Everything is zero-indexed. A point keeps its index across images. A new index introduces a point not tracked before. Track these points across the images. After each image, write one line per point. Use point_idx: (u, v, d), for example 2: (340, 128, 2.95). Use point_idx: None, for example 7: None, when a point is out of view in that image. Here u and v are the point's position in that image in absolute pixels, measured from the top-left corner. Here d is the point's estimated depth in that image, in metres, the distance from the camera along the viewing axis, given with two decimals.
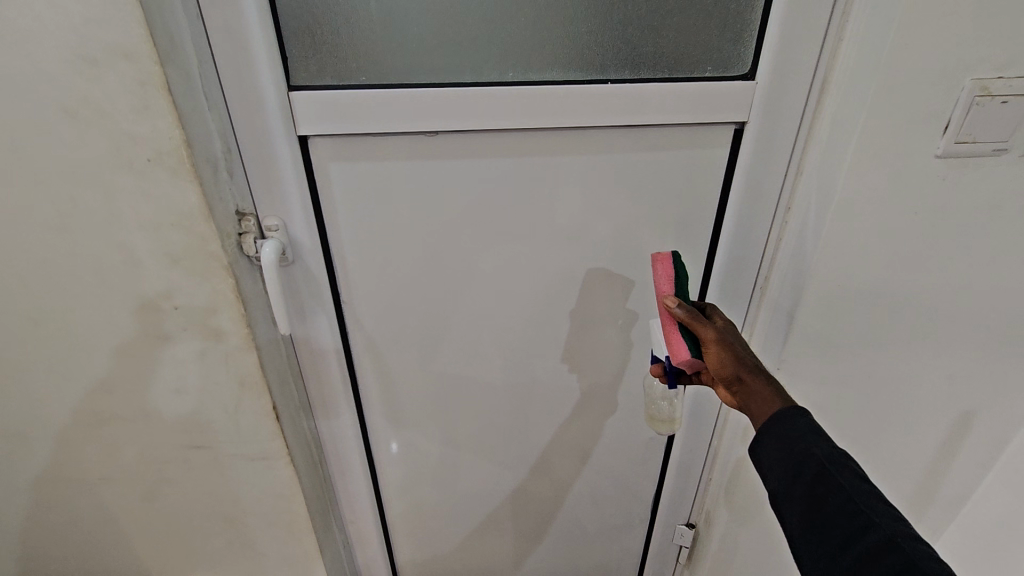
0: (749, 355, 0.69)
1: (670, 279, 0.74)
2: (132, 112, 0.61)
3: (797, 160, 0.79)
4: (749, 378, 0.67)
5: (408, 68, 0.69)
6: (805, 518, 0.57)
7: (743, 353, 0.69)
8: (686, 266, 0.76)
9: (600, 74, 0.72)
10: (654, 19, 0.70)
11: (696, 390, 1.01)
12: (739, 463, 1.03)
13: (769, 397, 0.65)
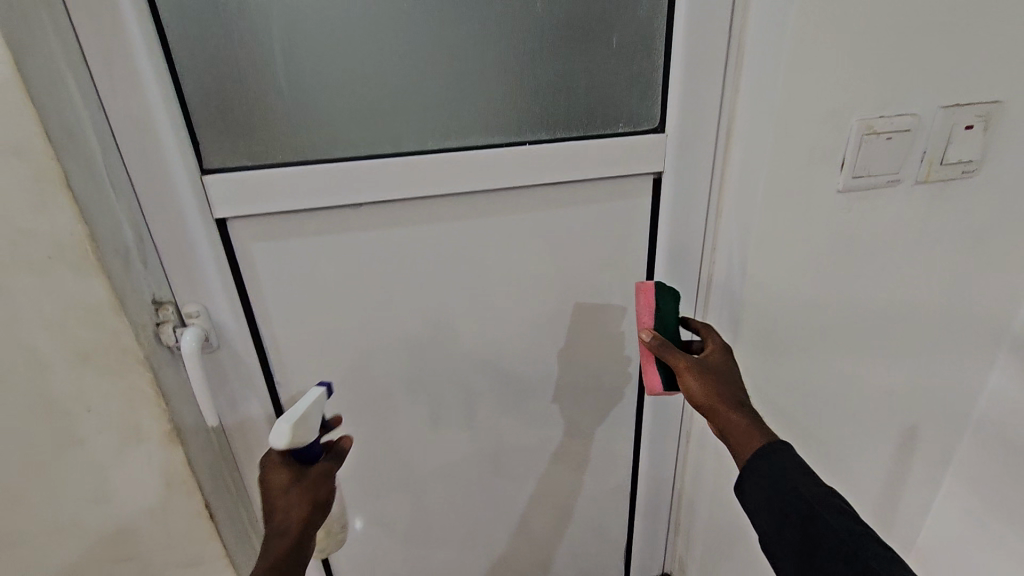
0: (729, 383, 0.72)
1: (650, 312, 0.75)
2: (29, 210, 0.58)
3: (713, 214, 0.83)
4: (725, 408, 0.70)
5: (324, 143, 0.69)
6: (802, 561, 0.59)
7: (723, 383, 0.72)
8: (671, 296, 0.75)
9: (517, 138, 0.74)
10: (563, 83, 0.73)
11: (649, 465, 1.04)
12: (694, 542, 1.08)
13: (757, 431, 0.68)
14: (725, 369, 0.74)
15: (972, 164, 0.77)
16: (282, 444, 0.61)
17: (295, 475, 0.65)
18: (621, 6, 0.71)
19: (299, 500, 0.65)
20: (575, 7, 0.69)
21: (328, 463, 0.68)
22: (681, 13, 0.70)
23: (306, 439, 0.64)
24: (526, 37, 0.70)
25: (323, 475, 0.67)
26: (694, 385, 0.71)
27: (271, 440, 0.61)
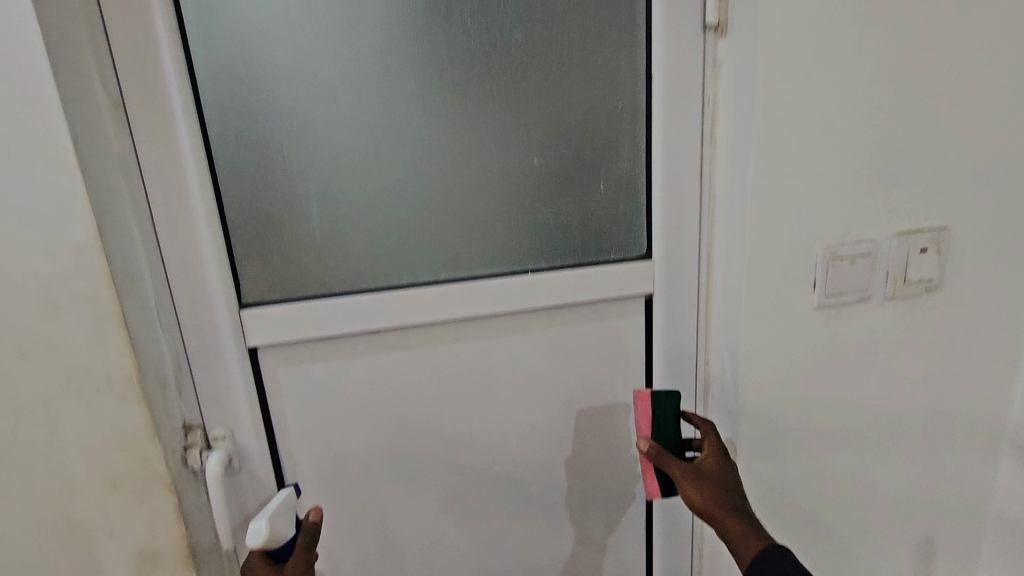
0: (726, 487, 0.75)
1: (647, 420, 0.78)
2: (86, 347, 0.65)
3: (703, 349, 0.91)
4: (722, 514, 0.73)
5: (349, 278, 0.78)
6: None
7: (720, 488, 0.75)
8: (667, 404, 0.79)
9: (520, 267, 0.83)
10: (560, 219, 0.83)
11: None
12: None
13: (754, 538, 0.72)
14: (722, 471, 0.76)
15: (934, 281, 0.85)
16: (258, 541, 0.65)
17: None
18: (608, 158, 0.82)
19: None
20: (567, 160, 0.81)
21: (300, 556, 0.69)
22: (659, 162, 0.82)
23: (280, 536, 0.67)
24: (526, 186, 0.81)
25: (297, 571, 0.68)
26: (691, 492, 0.74)
27: (246, 538, 0.65)
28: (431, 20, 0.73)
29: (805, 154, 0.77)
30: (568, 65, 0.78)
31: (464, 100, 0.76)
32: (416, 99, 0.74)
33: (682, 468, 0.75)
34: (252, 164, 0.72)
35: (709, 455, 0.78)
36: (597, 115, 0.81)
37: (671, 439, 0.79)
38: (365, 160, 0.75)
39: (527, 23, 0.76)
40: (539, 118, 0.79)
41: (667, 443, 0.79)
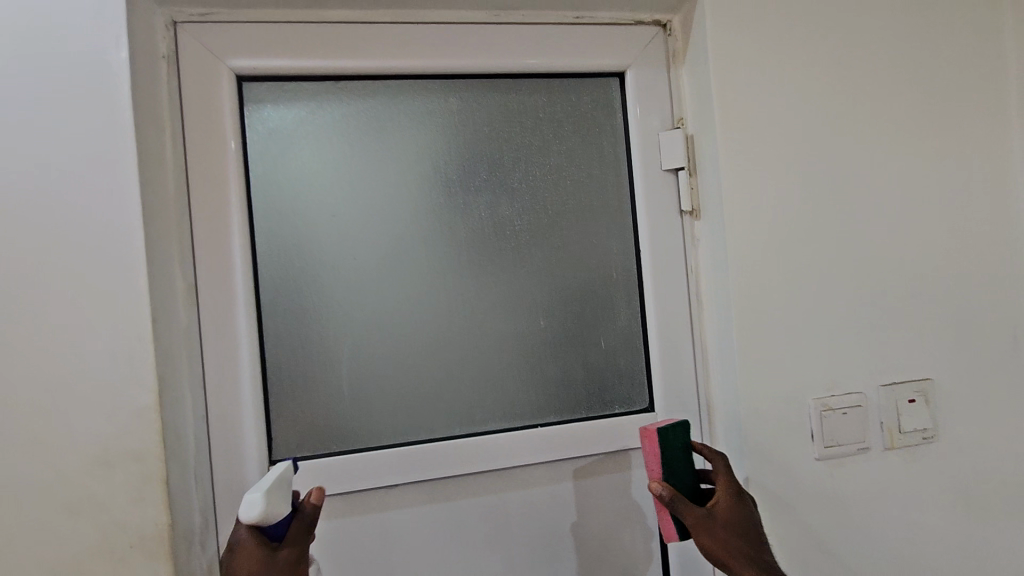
0: (740, 531, 0.73)
1: (657, 459, 0.74)
2: (128, 505, 0.70)
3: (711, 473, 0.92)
4: (735, 564, 0.72)
5: (371, 433, 0.84)
6: None
7: (734, 534, 0.72)
8: (677, 443, 0.75)
9: (530, 420, 0.89)
10: (566, 375, 0.91)
11: None
12: None
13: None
14: (734, 511, 0.74)
15: (929, 431, 0.89)
16: (253, 517, 0.60)
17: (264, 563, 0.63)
18: (607, 319, 0.92)
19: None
20: (570, 322, 0.91)
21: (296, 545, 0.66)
22: (652, 322, 0.91)
23: (278, 513, 0.63)
24: (534, 346, 0.90)
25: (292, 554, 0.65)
26: (707, 541, 0.71)
27: (240, 511, 0.60)
28: (452, 213, 0.88)
29: (786, 317, 0.85)
30: (568, 242, 0.91)
31: (479, 275, 0.88)
32: (437, 275, 0.87)
33: (698, 517, 0.71)
34: (295, 333, 0.83)
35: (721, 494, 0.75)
36: (595, 282, 0.92)
37: (683, 478, 0.75)
38: (391, 327, 0.85)
39: (532, 211, 0.90)
40: (544, 287, 0.90)
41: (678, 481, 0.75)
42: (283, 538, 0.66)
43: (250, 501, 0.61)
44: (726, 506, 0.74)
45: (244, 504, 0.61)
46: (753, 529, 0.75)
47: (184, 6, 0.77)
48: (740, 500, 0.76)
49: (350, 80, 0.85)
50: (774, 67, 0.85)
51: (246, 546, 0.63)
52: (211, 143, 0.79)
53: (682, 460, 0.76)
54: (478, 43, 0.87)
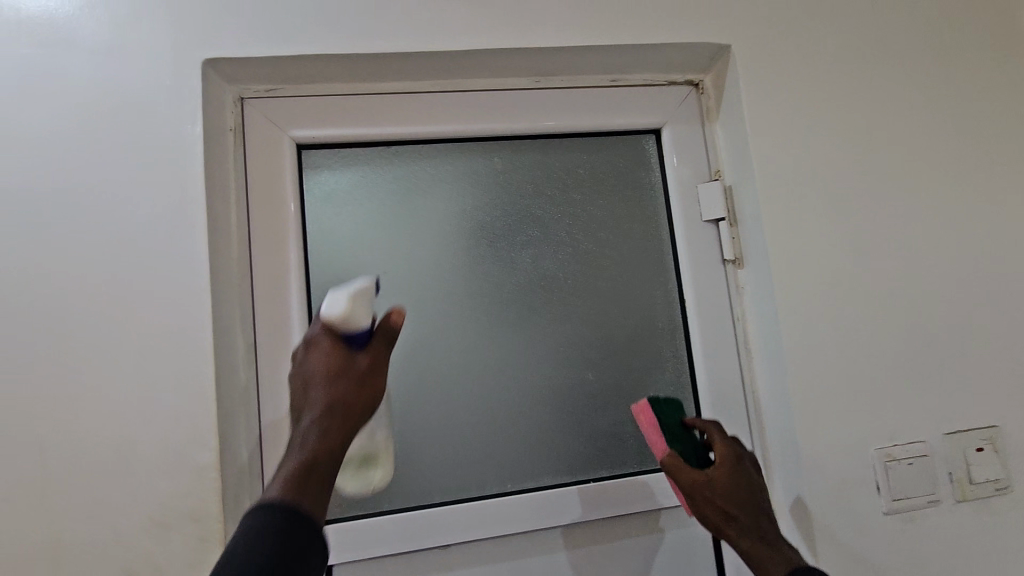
0: (743, 500, 0.70)
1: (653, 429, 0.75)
2: (185, 567, 0.69)
3: None
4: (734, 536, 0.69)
5: (422, 491, 0.83)
6: None
7: (732, 500, 0.70)
8: (671, 412, 0.76)
9: (581, 475, 0.87)
10: (616, 427, 0.90)
11: None
12: None
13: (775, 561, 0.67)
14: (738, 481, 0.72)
15: (1002, 482, 0.85)
16: (336, 313, 0.66)
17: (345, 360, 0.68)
18: (655, 370, 0.92)
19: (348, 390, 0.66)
20: (618, 374, 0.91)
21: (377, 350, 0.70)
22: (701, 372, 0.91)
23: (360, 316, 0.67)
24: (583, 399, 0.89)
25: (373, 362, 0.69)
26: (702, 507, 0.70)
27: (326, 308, 0.66)
28: (500, 268, 0.90)
29: (840, 365, 0.84)
30: (612, 293, 0.92)
31: (527, 328, 0.89)
32: (486, 328, 0.88)
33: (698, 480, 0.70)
34: None
35: (724, 461, 0.73)
36: (641, 333, 0.92)
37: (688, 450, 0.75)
38: (441, 380, 0.86)
39: (576, 264, 0.92)
40: (591, 338, 0.91)
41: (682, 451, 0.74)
42: (362, 350, 0.69)
43: (326, 304, 0.68)
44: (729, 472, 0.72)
45: (329, 304, 0.67)
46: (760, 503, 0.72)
47: (252, 83, 0.83)
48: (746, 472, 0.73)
49: (401, 144, 0.89)
50: (808, 119, 0.88)
51: (322, 338, 0.69)
52: (272, 207, 0.83)
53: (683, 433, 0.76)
54: (521, 106, 0.91)
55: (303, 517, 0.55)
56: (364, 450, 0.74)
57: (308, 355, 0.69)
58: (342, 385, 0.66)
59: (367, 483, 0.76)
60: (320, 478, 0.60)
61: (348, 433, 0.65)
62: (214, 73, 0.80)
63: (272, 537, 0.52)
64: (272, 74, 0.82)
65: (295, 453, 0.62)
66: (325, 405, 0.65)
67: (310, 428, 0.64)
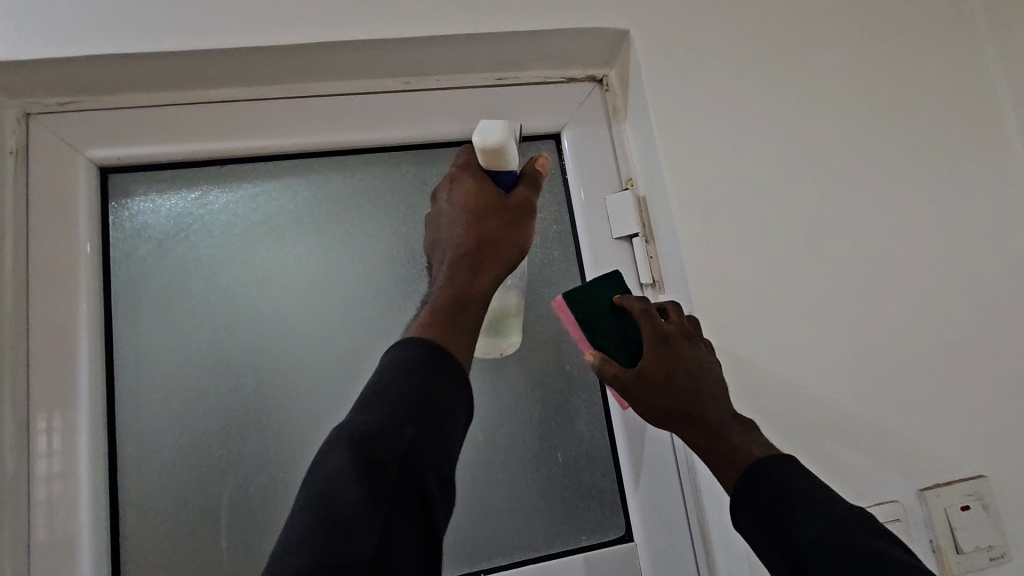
0: (678, 387, 0.54)
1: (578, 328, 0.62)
2: None
3: None
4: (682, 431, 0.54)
5: None
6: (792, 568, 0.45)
7: (665, 388, 0.54)
8: (595, 302, 0.61)
9: (471, 566, 0.69)
10: (518, 501, 0.71)
11: None
12: None
13: (721, 452, 0.52)
14: (670, 365, 0.55)
15: (996, 549, 0.67)
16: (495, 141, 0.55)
17: (495, 201, 0.57)
18: (565, 424, 0.74)
19: (497, 233, 0.56)
20: (517, 431, 0.73)
21: (526, 193, 0.59)
22: (618, 427, 0.74)
23: (512, 155, 0.57)
24: (474, 466, 0.71)
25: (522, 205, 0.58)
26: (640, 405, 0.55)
27: (482, 134, 0.55)
28: (365, 307, 0.73)
29: (786, 411, 0.66)
30: None
31: None
32: (347, 385, 0.70)
33: (621, 375, 0.56)
34: (162, 474, 0.66)
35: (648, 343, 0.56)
36: (545, 379, 0.75)
37: (625, 334, 0.59)
38: (287, 454, 0.68)
39: None
40: (484, 390, 0.74)
41: (614, 341, 0.59)
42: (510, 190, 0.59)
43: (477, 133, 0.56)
44: (656, 359, 0.55)
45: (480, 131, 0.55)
46: (704, 385, 0.55)
47: (40, 96, 0.68)
48: (678, 350, 0.56)
49: (240, 163, 0.73)
50: (726, 115, 0.73)
51: (467, 177, 0.59)
52: (59, 245, 0.66)
53: (610, 318, 0.60)
54: (386, 111, 0.75)
55: (454, 367, 0.46)
56: (503, 306, 0.68)
57: (450, 192, 0.60)
58: (484, 229, 0.56)
59: (499, 348, 0.72)
60: (473, 310, 0.52)
61: (501, 271, 0.55)
62: None
63: (422, 379, 0.44)
64: (62, 84, 0.67)
65: (437, 288, 0.53)
66: (471, 244, 0.55)
67: (458, 261, 0.54)
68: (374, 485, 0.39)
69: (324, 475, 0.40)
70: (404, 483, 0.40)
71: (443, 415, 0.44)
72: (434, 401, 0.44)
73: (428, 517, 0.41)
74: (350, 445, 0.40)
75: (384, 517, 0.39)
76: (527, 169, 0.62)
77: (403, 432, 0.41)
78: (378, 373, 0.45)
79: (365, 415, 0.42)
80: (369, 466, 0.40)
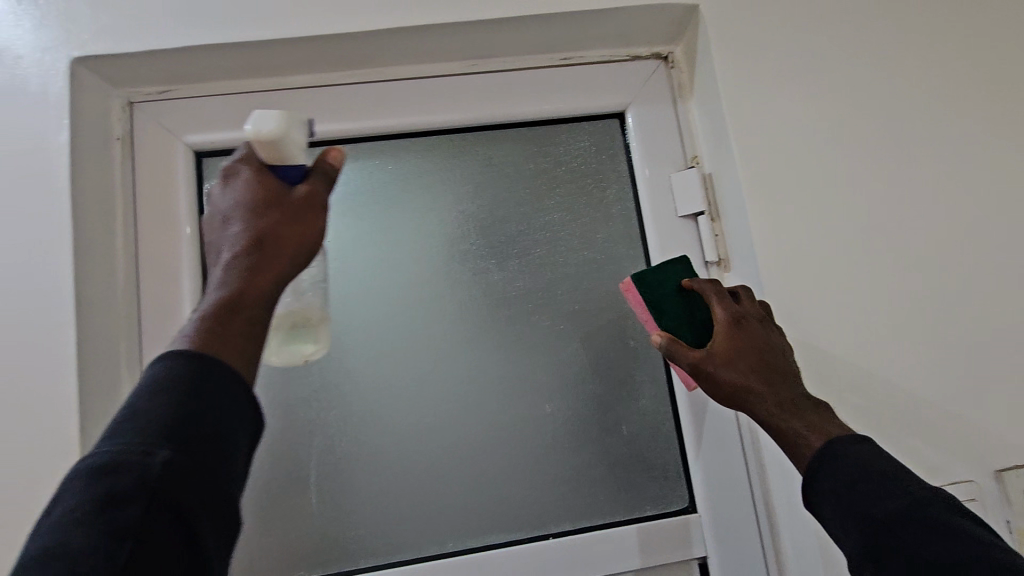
0: (752, 367, 0.55)
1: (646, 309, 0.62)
2: None
3: None
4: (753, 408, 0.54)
5: (353, 550, 0.71)
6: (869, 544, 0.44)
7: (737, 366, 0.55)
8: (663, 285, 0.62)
9: (539, 530, 0.73)
10: (583, 471, 0.74)
11: None
12: None
13: (796, 431, 0.52)
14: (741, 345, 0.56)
15: None
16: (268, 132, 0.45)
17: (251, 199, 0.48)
18: (628, 399, 0.76)
19: (253, 232, 0.47)
20: (580, 405, 0.75)
21: (314, 186, 0.50)
22: (682, 402, 0.75)
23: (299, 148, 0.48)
24: (540, 437, 0.74)
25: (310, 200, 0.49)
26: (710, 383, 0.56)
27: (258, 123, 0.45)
28: (436, 283, 0.76)
29: (855, 391, 0.66)
30: (575, 311, 0.77)
31: (472, 355, 0.75)
32: (421, 356, 0.75)
33: (691, 355, 0.56)
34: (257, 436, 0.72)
35: (720, 325, 0.58)
36: (609, 355, 0.77)
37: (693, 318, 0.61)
38: (365, 421, 0.73)
39: (529, 276, 0.78)
40: (551, 365, 0.76)
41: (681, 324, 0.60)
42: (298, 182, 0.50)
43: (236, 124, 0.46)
44: (729, 340, 0.57)
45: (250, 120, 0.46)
46: (777, 368, 0.55)
47: (140, 86, 0.73)
48: (750, 332, 0.57)
49: (318, 146, 0.77)
50: (797, 91, 0.72)
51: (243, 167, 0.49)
52: (162, 226, 0.71)
53: (678, 302, 0.61)
54: (455, 94, 0.77)
55: (218, 385, 0.40)
56: (305, 311, 0.60)
57: (226, 188, 0.49)
58: (261, 227, 0.47)
59: (299, 355, 0.60)
60: (252, 318, 0.44)
61: (286, 272, 0.46)
62: (90, 72, 0.69)
63: (170, 400, 0.38)
64: (160, 74, 0.72)
65: (208, 296, 0.44)
66: (249, 243, 0.46)
67: (230, 265, 0.45)
68: (116, 523, 0.33)
69: (58, 521, 0.33)
70: (160, 519, 0.34)
71: (208, 443, 0.38)
72: (193, 422, 0.37)
73: (188, 560, 0.35)
74: (88, 482, 0.34)
75: (141, 558, 0.33)
76: (322, 158, 0.52)
77: (153, 459, 0.35)
78: (130, 396, 0.38)
79: (112, 442, 0.36)
80: (110, 503, 0.33)
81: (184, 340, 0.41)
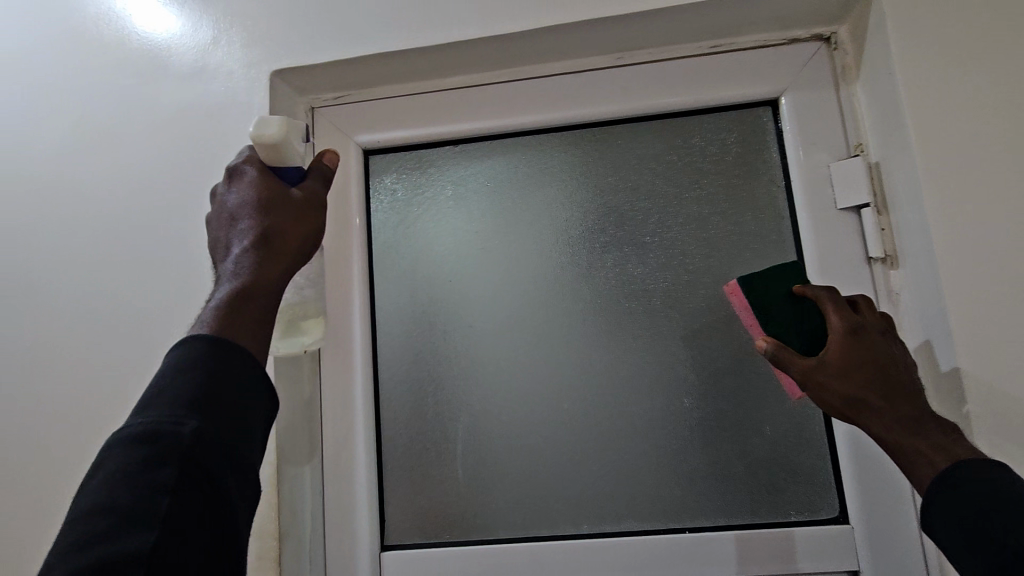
0: (870, 378, 0.53)
1: (750, 313, 0.58)
2: None
3: None
4: (868, 421, 0.52)
5: (495, 521, 0.76)
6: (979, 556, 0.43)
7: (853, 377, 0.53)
8: (775, 289, 0.58)
9: (674, 523, 0.73)
10: (721, 468, 0.73)
11: None
12: None
13: (918, 451, 0.50)
14: (863, 358, 0.53)
15: None
16: (270, 134, 0.52)
17: (275, 195, 0.53)
18: (773, 400, 0.73)
19: (278, 226, 0.51)
20: (718, 403, 0.74)
21: (314, 187, 0.56)
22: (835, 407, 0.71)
23: (292, 151, 0.54)
24: (677, 430, 0.74)
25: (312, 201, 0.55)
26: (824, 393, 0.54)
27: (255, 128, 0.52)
28: (573, 274, 0.79)
29: None
30: (717, 305, 0.75)
31: (608, 345, 0.77)
32: (559, 343, 0.78)
33: (803, 363, 0.55)
34: (412, 408, 0.79)
35: (837, 334, 0.55)
36: (753, 353, 0.74)
37: (807, 324, 0.56)
38: (505, 401, 0.77)
39: (667, 269, 0.77)
40: (688, 359, 0.75)
41: (791, 330, 0.57)
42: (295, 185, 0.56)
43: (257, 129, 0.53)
44: (847, 350, 0.54)
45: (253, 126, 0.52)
46: (894, 380, 0.53)
47: (320, 93, 0.83)
48: (873, 344, 0.54)
49: (468, 143, 0.82)
50: (998, 66, 0.63)
51: (255, 167, 0.54)
52: (337, 216, 0.81)
53: (789, 305, 0.57)
54: (599, 88, 0.79)
55: (241, 360, 0.44)
56: (296, 306, 0.66)
57: (230, 189, 0.55)
58: (275, 221, 0.52)
59: (299, 344, 0.69)
60: (263, 304, 0.48)
61: (288, 265, 0.51)
62: (282, 82, 0.79)
63: (206, 375, 0.42)
64: (337, 82, 0.81)
65: (226, 282, 0.48)
66: (258, 235, 0.50)
67: (243, 256, 0.50)
68: (153, 483, 0.37)
69: (99, 483, 0.38)
70: (193, 479, 0.39)
71: (228, 415, 0.42)
72: (225, 394, 0.42)
73: (219, 514, 0.40)
74: (126, 449, 0.39)
75: (173, 512, 0.37)
76: (318, 160, 0.59)
77: (183, 429, 0.39)
78: (156, 377, 0.42)
79: (143, 416, 0.40)
80: (150, 466, 0.38)
81: (205, 325, 0.45)
